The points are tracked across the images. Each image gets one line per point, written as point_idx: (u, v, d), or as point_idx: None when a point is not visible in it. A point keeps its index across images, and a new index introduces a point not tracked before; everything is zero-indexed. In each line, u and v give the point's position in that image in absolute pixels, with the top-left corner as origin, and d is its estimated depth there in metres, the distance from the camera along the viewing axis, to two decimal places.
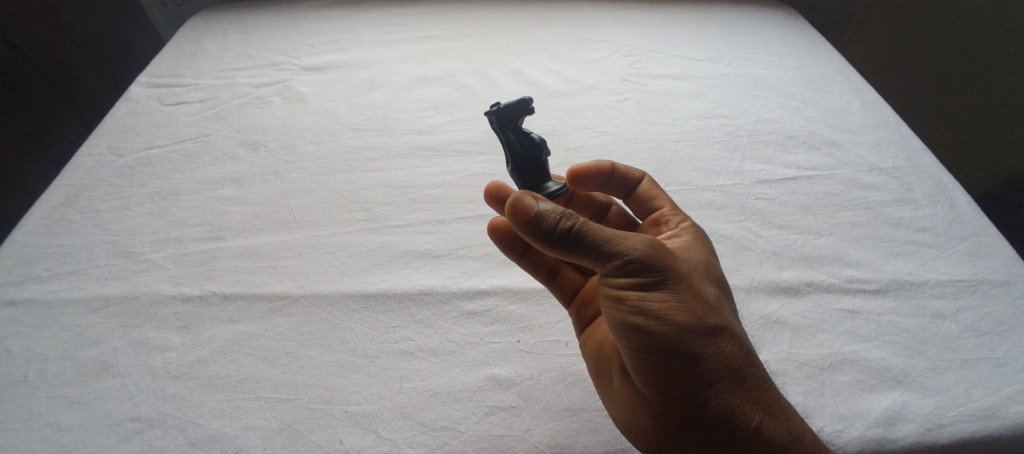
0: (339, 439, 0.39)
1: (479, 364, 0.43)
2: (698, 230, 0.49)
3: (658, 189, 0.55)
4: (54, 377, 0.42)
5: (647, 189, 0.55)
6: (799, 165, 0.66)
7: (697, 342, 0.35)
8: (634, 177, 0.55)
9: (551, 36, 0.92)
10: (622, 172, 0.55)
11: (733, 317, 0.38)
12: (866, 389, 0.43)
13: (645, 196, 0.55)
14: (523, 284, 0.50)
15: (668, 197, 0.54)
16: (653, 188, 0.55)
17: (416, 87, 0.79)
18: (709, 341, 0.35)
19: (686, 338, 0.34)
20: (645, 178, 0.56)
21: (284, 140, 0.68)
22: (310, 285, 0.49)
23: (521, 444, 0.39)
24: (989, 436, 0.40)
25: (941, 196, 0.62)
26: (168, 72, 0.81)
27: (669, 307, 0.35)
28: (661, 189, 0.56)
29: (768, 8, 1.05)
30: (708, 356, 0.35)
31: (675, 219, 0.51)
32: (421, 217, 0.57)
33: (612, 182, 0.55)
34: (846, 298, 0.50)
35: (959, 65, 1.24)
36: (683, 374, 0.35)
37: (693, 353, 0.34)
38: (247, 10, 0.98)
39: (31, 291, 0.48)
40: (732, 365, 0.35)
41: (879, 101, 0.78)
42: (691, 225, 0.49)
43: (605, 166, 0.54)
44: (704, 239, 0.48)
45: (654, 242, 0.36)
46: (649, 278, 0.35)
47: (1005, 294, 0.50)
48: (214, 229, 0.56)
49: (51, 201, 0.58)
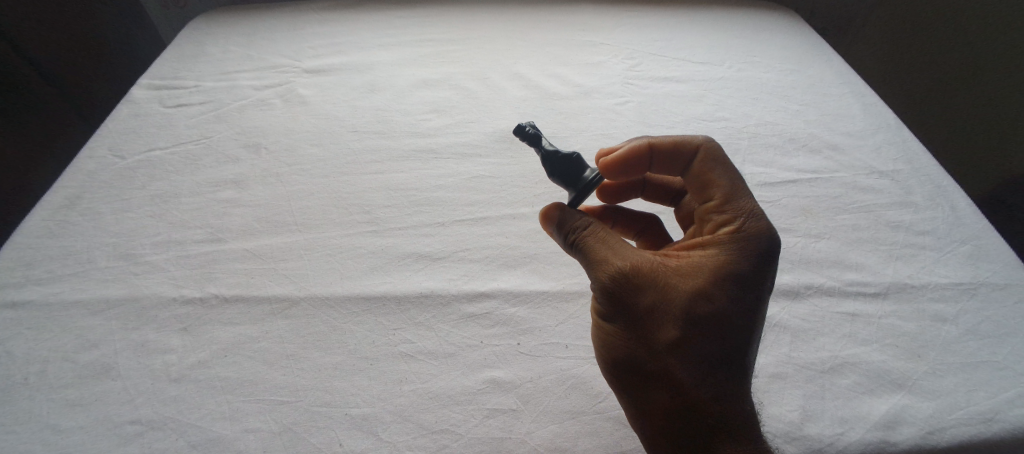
0: (339, 442, 0.39)
1: (478, 367, 0.43)
2: (739, 238, 0.38)
3: (717, 166, 0.42)
4: (55, 379, 0.42)
5: (701, 170, 0.42)
6: (799, 168, 0.66)
7: (644, 375, 0.37)
8: (685, 151, 0.43)
9: (553, 39, 0.92)
10: (666, 153, 0.43)
11: (709, 363, 0.35)
12: (866, 392, 0.43)
13: (700, 180, 0.42)
14: (524, 286, 0.50)
15: (722, 183, 0.41)
16: (709, 168, 0.42)
17: (417, 89, 0.79)
18: (654, 379, 0.36)
19: (634, 368, 0.37)
20: (700, 152, 0.42)
21: (285, 142, 0.69)
22: (311, 288, 0.49)
23: (521, 447, 0.39)
24: (991, 440, 0.40)
25: (941, 200, 0.62)
26: (170, 74, 0.81)
27: (620, 340, 0.37)
28: (721, 167, 0.42)
29: (769, 11, 1.05)
30: (653, 388, 0.36)
31: (720, 217, 0.40)
32: (421, 219, 0.58)
33: (658, 166, 0.44)
34: (846, 300, 0.50)
35: (959, 63, 1.24)
36: (627, 398, 0.38)
37: (638, 381, 0.37)
38: (249, 13, 0.99)
39: (32, 293, 0.48)
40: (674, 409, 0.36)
41: (879, 105, 0.78)
42: (730, 233, 0.38)
43: (641, 150, 0.43)
44: (743, 256, 0.37)
45: (617, 278, 0.36)
46: (609, 309, 0.37)
47: (1005, 297, 0.50)
48: (214, 231, 0.56)
49: (52, 203, 0.58)
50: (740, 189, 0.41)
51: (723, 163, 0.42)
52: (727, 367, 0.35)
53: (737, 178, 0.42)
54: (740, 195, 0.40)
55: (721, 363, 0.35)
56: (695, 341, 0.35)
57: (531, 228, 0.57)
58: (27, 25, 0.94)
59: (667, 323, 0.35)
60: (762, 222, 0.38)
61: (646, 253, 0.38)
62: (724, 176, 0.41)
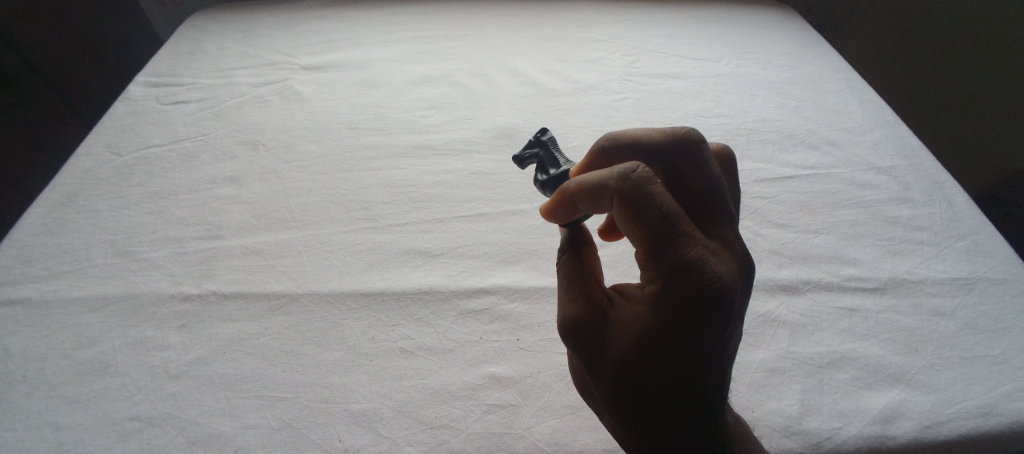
0: (339, 438, 0.38)
1: (478, 363, 0.43)
2: (669, 298, 0.29)
3: (640, 208, 0.29)
4: (53, 376, 0.42)
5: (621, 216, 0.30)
6: (798, 164, 0.67)
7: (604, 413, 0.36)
8: (600, 191, 0.31)
9: (551, 35, 0.92)
10: (584, 195, 0.32)
11: (657, 419, 0.32)
12: (864, 387, 0.43)
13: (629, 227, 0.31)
14: (523, 282, 0.50)
15: (642, 234, 0.29)
16: (627, 216, 0.30)
17: (415, 86, 0.79)
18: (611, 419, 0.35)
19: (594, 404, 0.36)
20: (614, 196, 0.30)
21: (283, 139, 0.68)
22: (310, 285, 0.49)
23: (520, 443, 0.39)
24: (989, 434, 0.40)
25: (939, 195, 0.62)
26: (167, 72, 0.81)
27: (580, 380, 0.36)
28: (643, 208, 0.29)
29: (766, 7, 1.05)
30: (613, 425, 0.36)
31: (652, 269, 0.30)
32: (421, 216, 0.57)
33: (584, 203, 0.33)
34: (844, 296, 0.50)
35: (959, 60, 1.24)
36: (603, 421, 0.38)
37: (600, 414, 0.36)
38: (246, 10, 0.98)
39: (29, 291, 0.48)
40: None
41: (877, 101, 0.78)
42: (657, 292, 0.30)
43: (560, 195, 0.35)
44: (676, 319, 0.29)
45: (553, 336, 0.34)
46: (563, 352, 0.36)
47: (1003, 292, 0.50)
48: (212, 228, 0.56)
49: (48, 200, 0.57)
50: (672, 233, 0.29)
51: (647, 202, 0.29)
52: (681, 424, 0.32)
53: (670, 216, 0.29)
54: (674, 243, 0.29)
55: (671, 419, 0.32)
56: (639, 400, 0.32)
57: (530, 224, 0.57)
58: (25, 25, 0.93)
59: (604, 380, 0.33)
60: (698, 280, 0.28)
61: (588, 298, 0.34)
62: (646, 223, 0.29)
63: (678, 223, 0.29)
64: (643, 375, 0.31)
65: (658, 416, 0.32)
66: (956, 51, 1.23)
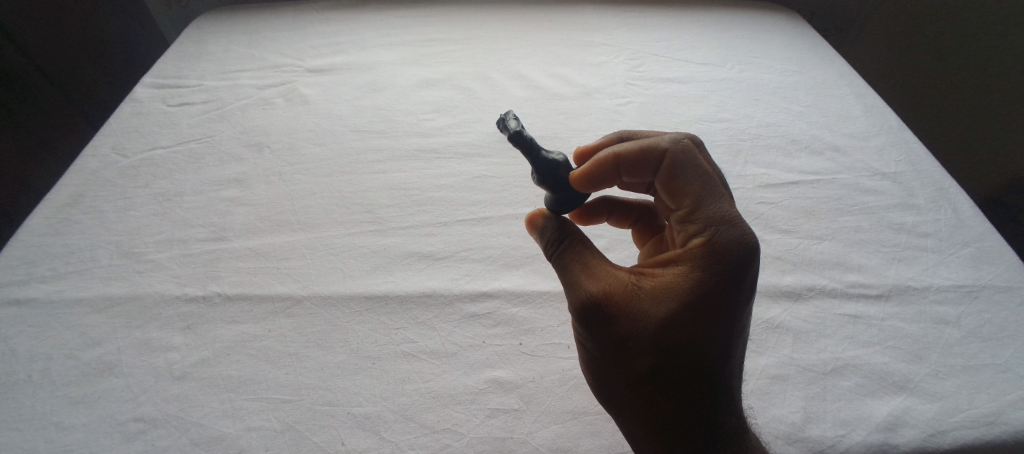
0: (341, 441, 0.39)
1: (480, 367, 0.43)
2: (709, 253, 0.33)
3: (686, 167, 0.38)
4: (57, 376, 0.42)
5: (671, 172, 0.38)
6: (801, 170, 0.66)
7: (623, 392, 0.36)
8: (650, 155, 0.39)
9: (555, 39, 0.92)
10: (632, 158, 0.39)
11: (689, 386, 0.34)
12: (867, 394, 0.43)
13: (670, 187, 0.38)
14: (525, 287, 0.50)
15: (689, 188, 0.37)
16: (676, 173, 0.38)
17: (418, 89, 0.79)
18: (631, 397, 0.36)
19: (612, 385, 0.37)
20: (667, 155, 0.38)
21: (287, 142, 0.69)
22: (313, 287, 0.49)
23: (522, 448, 0.39)
24: (992, 443, 0.40)
25: (943, 201, 0.62)
26: (173, 74, 0.81)
27: (598, 362, 0.37)
28: (688, 165, 0.37)
29: (771, 12, 1.05)
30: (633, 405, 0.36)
31: (690, 227, 0.36)
32: (424, 219, 0.58)
33: (625, 171, 0.40)
34: (848, 303, 0.50)
35: (960, 62, 1.24)
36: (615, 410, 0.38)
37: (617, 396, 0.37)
38: (251, 12, 0.99)
39: (34, 291, 0.48)
40: (661, 429, 0.36)
41: (881, 106, 0.78)
42: (697, 247, 0.34)
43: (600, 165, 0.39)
44: (715, 273, 0.33)
45: (583, 306, 0.35)
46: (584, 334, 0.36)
47: (1008, 300, 0.50)
48: (216, 230, 0.56)
49: (55, 201, 0.58)
50: (710, 190, 0.36)
51: (692, 161, 0.38)
52: (708, 388, 0.35)
53: (708, 176, 0.37)
54: (712, 196, 0.36)
55: (699, 382, 0.34)
56: (675, 369, 0.34)
57: None
58: (30, 24, 0.94)
59: (643, 352, 0.34)
60: (735, 229, 0.34)
61: (616, 273, 0.36)
62: (690, 178, 0.37)
63: (713, 184, 0.37)
64: (679, 338, 0.33)
65: (688, 381, 0.34)
66: (955, 52, 1.23)
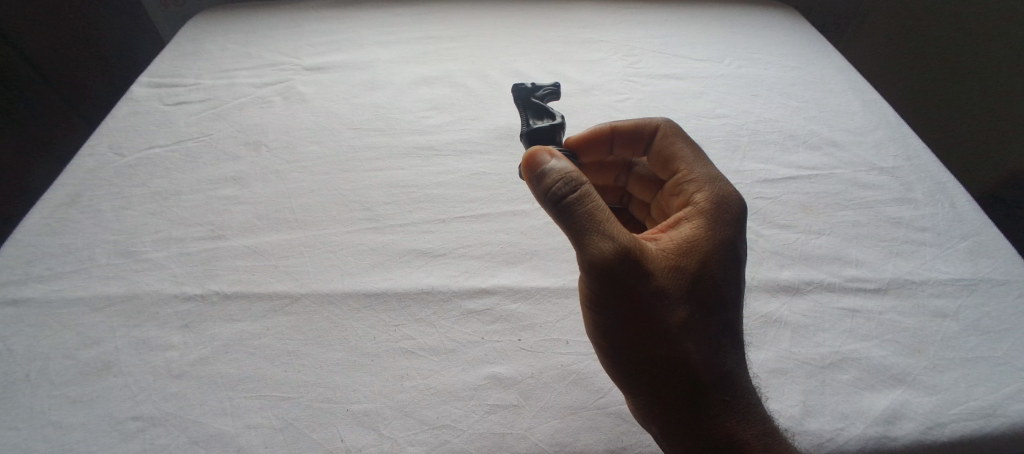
0: (340, 438, 0.39)
1: (479, 363, 0.43)
2: (713, 206, 0.41)
3: (676, 139, 0.48)
4: (55, 376, 0.42)
5: (661, 141, 0.48)
6: (799, 165, 0.66)
7: (652, 353, 0.37)
8: (644, 129, 0.50)
9: (552, 36, 0.92)
10: (626, 131, 0.50)
11: (708, 333, 0.37)
12: (865, 387, 0.43)
13: (662, 155, 0.48)
14: (524, 283, 0.50)
15: (683, 154, 0.47)
16: (670, 143, 0.48)
17: (415, 87, 0.79)
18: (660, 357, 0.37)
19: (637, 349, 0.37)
20: (660, 130, 0.49)
21: (284, 140, 0.69)
22: (312, 285, 0.49)
23: (521, 443, 0.39)
24: (990, 435, 0.40)
25: (941, 195, 0.62)
26: (170, 73, 0.81)
27: (627, 323, 0.37)
28: (678, 137, 0.48)
29: (769, 8, 1.05)
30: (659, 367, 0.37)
31: (689, 189, 0.44)
32: (421, 216, 0.58)
33: (619, 144, 0.51)
34: (846, 296, 0.50)
35: (961, 55, 1.23)
36: (635, 380, 0.38)
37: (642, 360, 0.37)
38: (248, 11, 0.99)
39: (32, 290, 0.48)
40: (689, 389, 0.37)
41: (879, 101, 0.78)
42: (703, 203, 0.42)
43: (598, 136, 0.51)
44: (721, 222, 0.40)
45: (624, 255, 0.34)
46: (611, 291, 0.35)
47: (1006, 293, 0.50)
48: (214, 228, 0.56)
49: (51, 200, 0.58)
50: (700, 156, 0.46)
51: (681, 134, 0.48)
52: (724, 335, 0.38)
53: (696, 146, 0.47)
54: (701, 159, 0.46)
55: (718, 329, 0.38)
56: (696, 316, 0.37)
57: (532, 225, 0.57)
58: (29, 25, 0.94)
59: (673, 300, 0.37)
60: (727, 186, 0.43)
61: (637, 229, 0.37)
62: (682, 147, 0.47)
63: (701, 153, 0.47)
64: (701, 283, 0.38)
65: (711, 330, 0.38)
66: (952, 50, 1.24)
